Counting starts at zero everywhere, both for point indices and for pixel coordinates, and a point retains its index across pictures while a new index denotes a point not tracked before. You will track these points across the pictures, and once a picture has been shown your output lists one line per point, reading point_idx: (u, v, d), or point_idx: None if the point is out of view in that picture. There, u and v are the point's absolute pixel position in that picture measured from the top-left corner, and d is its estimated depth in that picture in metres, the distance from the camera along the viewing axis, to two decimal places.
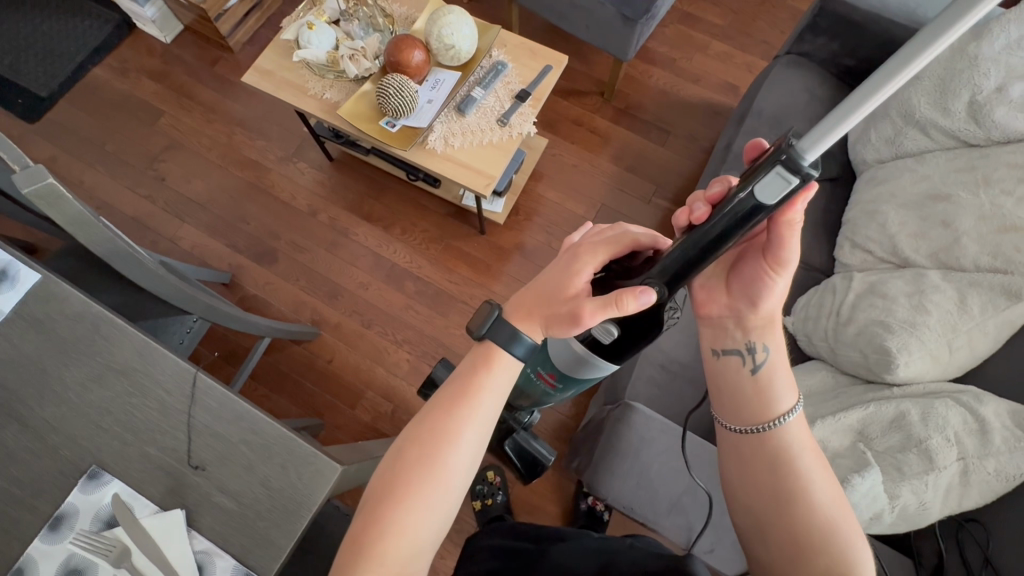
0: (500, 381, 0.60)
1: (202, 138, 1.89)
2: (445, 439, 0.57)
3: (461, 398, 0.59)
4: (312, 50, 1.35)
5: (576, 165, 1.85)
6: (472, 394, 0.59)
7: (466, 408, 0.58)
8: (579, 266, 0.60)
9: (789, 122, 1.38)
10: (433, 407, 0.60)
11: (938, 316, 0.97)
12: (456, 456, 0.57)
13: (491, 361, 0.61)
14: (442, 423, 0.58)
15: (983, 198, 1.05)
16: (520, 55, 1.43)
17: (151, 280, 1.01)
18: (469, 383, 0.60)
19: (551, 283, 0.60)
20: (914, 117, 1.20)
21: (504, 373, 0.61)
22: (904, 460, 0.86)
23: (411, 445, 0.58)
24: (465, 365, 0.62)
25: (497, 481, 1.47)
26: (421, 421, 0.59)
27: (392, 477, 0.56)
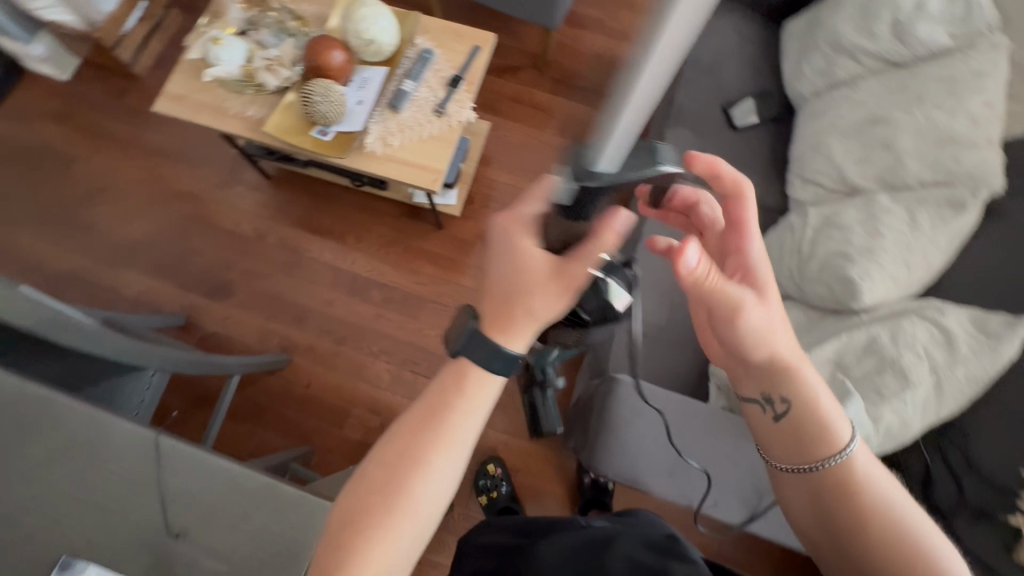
0: (480, 398, 0.58)
1: (125, 177, 1.77)
2: (420, 465, 0.55)
3: (440, 422, 0.56)
4: (224, 66, 1.27)
5: (523, 143, 1.82)
6: (451, 418, 0.56)
7: (445, 433, 0.56)
8: (528, 249, 0.57)
9: (724, 68, 1.38)
10: (408, 431, 0.57)
11: (892, 237, 1.00)
12: (429, 485, 0.55)
13: (467, 374, 0.58)
14: (417, 450, 0.55)
15: (918, 115, 1.07)
16: (445, 39, 1.37)
17: (88, 341, 0.93)
18: (445, 404, 0.57)
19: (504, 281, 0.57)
20: (842, 45, 1.21)
21: (486, 393, 0.58)
22: (882, 382, 0.88)
23: (382, 471, 0.56)
24: (443, 382, 0.58)
25: (499, 473, 1.48)
26: (394, 446, 0.57)
27: (354, 506, 0.54)
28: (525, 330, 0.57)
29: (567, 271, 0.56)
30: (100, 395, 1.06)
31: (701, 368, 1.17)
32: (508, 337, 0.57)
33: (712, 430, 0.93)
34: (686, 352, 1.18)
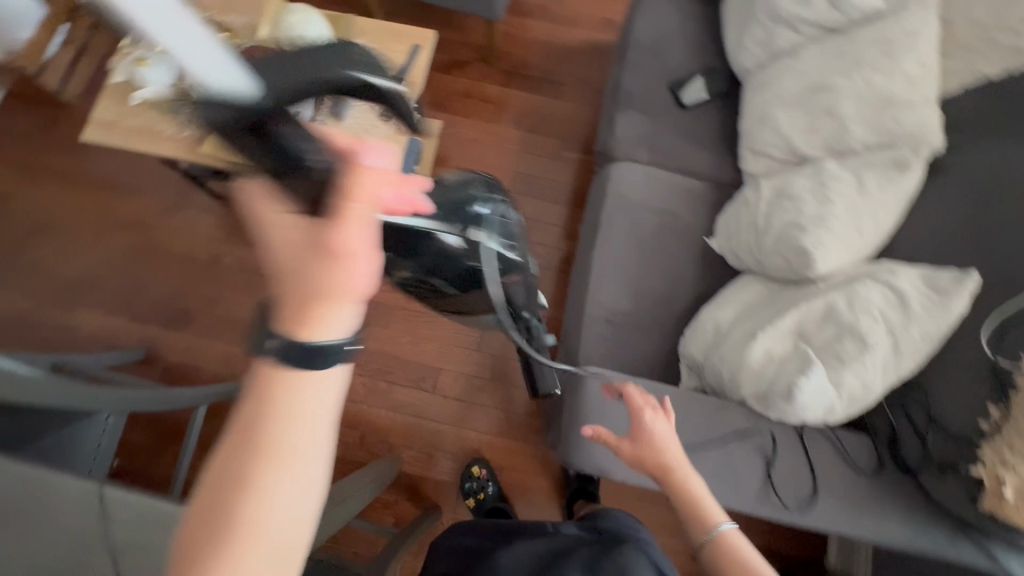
0: (313, 397, 0.44)
1: (67, 211, 1.69)
2: (251, 500, 0.41)
3: (262, 441, 0.42)
4: (152, 87, 1.22)
5: (478, 139, 1.80)
6: (278, 432, 0.42)
7: (272, 453, 0.42)
8: (280, 223, 0.46)
9: (667, 47, 1.37)
10: (225, 463, 0.42)
11: (842, 203, 1.01)
12: (272, 519, 0.42)
13: (282, 376, 0.44)
14: (241, 482, 0.41)
15: (858, 80, 1.08)
16: (383, 40, 1.33)
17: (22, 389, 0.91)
18: (265, 417, 0.43)
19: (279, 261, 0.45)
20: (780, 15, 1.21)
21: (319, 388, 0.44)
22: (842, 348, 0.89)
23: (205, 521, 0.42)
24: (255, 392, 0.44)
25: (484, 474, 1.47)
26: (210, 488, 0.42)
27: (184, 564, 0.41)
28: (330, 307, 0.44)
29: (339, 225, 0.43)
30: (50, 445, 1.02)
31: (670, 350, 1.17)
32: (312, 326, 0.44)
33: (684, 415, 0.93)
34: (654, 336, 1.18)
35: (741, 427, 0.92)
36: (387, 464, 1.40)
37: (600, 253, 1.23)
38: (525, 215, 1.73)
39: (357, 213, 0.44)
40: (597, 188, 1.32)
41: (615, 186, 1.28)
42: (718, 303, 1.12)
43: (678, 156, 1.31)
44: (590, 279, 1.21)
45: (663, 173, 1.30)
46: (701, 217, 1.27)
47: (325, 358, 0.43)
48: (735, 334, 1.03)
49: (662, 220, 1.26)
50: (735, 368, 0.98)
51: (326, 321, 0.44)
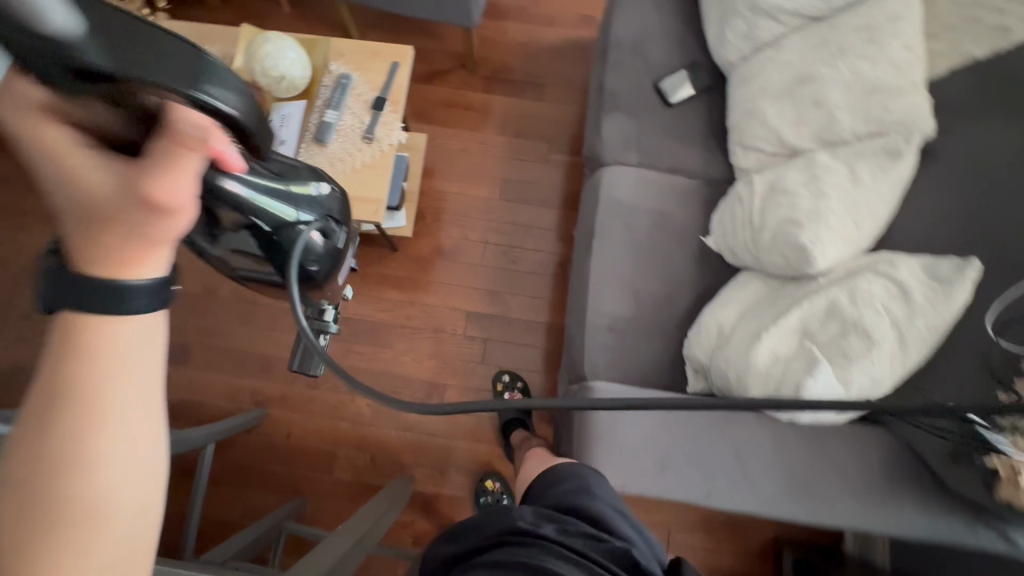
0: (129, 339, 0.36)
1: None
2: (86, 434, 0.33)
3: (77, 391, 0.34)
4: None
5: (464, 148, 1.78)
6: (98, 389, 0.34)
7: (95, 404, 0.34)
8: (106, 181, 0.35)
9: (649, 44, 1.34)
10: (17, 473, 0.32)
11: (837, 196, 1.01)
12: (112, 504, 0.34)
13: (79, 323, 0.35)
14: (55, 478, 0.33)
15: (844, 69, 1.06)
16: (361, 60, 1.31)
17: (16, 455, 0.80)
18: (57, 384, 0.34)
19: (58, 203, 0.36)
20: (760, 6, 1.19)
21: (136, 324, 0.36)
22: (848, 345, 0.89)
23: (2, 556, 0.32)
24: (51, 348, 0.35)
25: (498, 488, 1.47)
26: (30, 434, 0.33)
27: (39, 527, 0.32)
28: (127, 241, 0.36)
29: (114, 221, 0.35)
30: None
31: (674, 353, 1.17)
32: (121, 271, 0.36)
33: (695, 421, 0.93)
34: (656, 341, 1.18)
35: (753, 430, 0.92)
36: (399, 484, 1.40)
37: (597, 260, 1.22)
38: (518, 221, 1.72)
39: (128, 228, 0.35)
40: (588, 194, 1.32)
41: (607, 192, 1.26)
42: (720, 305, 1.11)
43: (668, 156, 1.29)
44: (589, 287, 1.20)
45: (654, 174, 1.28)
46: (696, 215, 1.27)
47: (127, 302, 0.35)
48: (738, 336, 1.03)
49: (657, 222, 1.25)
50: (740, 371, 0.97)
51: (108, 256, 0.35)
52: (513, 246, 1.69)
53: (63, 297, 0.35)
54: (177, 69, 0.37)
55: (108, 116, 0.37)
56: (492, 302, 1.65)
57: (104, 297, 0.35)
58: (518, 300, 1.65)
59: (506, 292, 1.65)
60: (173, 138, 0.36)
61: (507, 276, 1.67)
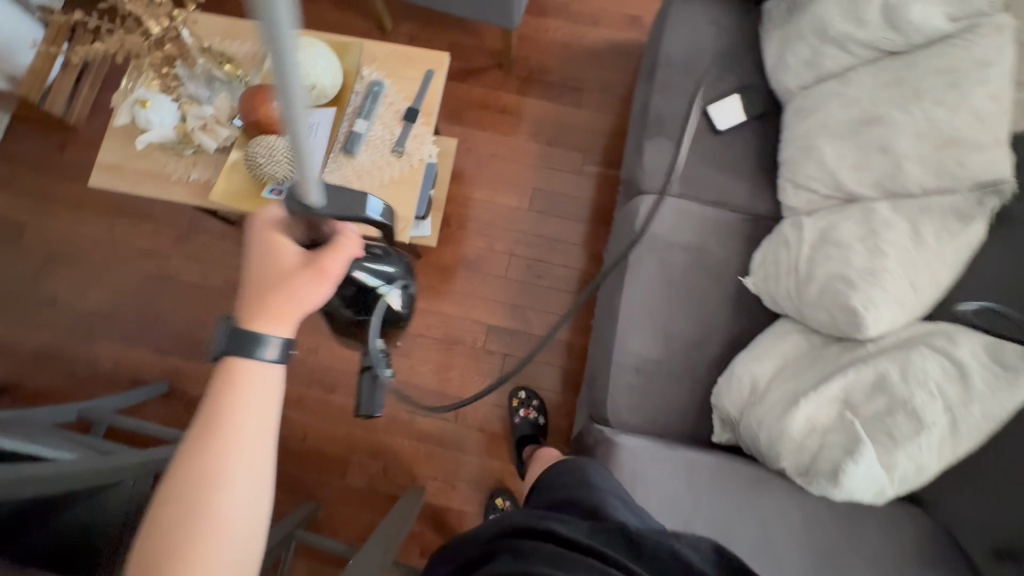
0: (257, 381, 0.56)
1: (81, 240, 1.66)
2: (223, 448, 0.52)
3: (220, 419, 0.53)
4: (157, 130, 1.15)
5: (495, 154, 1.71)
6: (231, 418, 0.53)
7: (227, 427, 0.53)
8: (288, 261, 0.60)
9: (701, 63, 1.25)
10: (174, 486, 0.51)
11: (895, 257, 0.94)
12: (226, 513, 0.50)
13: (231, 374, 0.55)
14: (195, 494, 0.50)
15: (917, 115, 0.97)
16: (395, 67, 1.25)
17: (22, 490, 0.78)
18: (204, 428, 0.53)
19: (257, 273, 0.60)
20: (828, 34, 1.09)
21: (264, 371, 0.56)
22: (894, 424, 0.84)
23: (158, 541, 0.49)
24: (209, 391, 0.55)
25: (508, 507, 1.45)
26: (189, 449, 0.52)
27: (188, 512, 0.49)
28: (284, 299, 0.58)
29: (294, 286, 0.59)
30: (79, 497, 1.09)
31: (702, 399, 1.13)
32: (282, 318, 0.58)
33: (720, 486, 0.90)
34: (683, 385, 1.13)
35: (782, 501, 0.89)
36: (409, 499, 1.41)
37: (628, 295, 1.17)
38: (546, 234, 1.66)
39: (297, 284, 0.58)
40: (623, 222, 1.25)
41: (644, 222, 1.20)
42: (755, 355, 1.05)
43: (712, 188, 1.22)
44: (617, 324, 1.16)
45: (695, 206, 1.21)
46: (736, 252, 1.20)
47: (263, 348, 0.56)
48: (773, 396, 0.98)
49: (694, 259, 1.19)
50: (773, 437, 0.92)
51: (281, 307, 0.58)
52: (539, 260, 1.64)
53: (247, 336, 0.56)
54: (357, 203, 0.67)
55: (303, 229, 0.62)
56: (514, 317, 1.61)
57: (255, 344, 0.56)
58: (540, 317, 1.61)
59: (529, 308, 1.61)
60: (339, 238, 0.62)
61: (531, 291, 1.62)
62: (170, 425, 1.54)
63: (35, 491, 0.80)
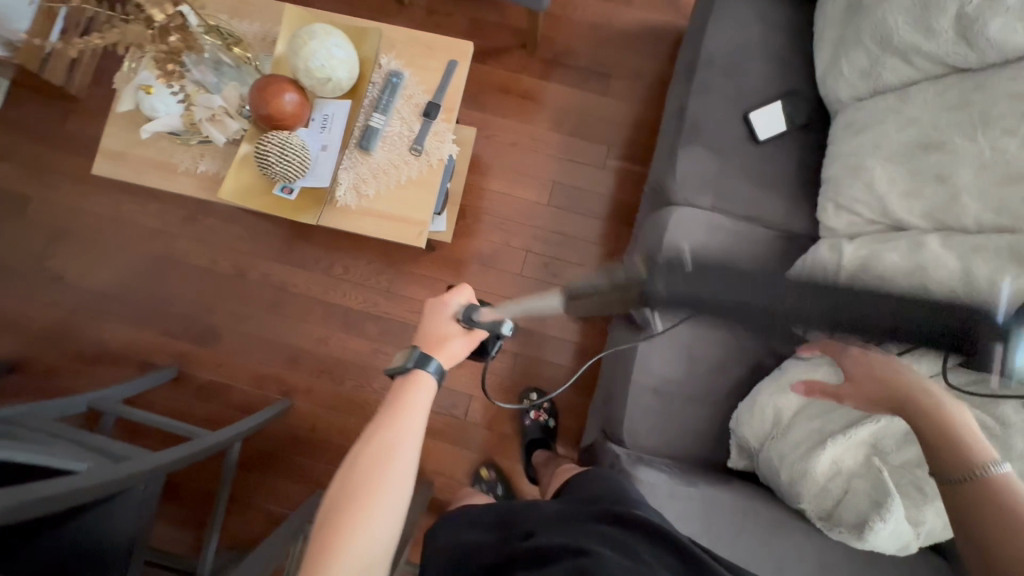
0: (421, 391, 0.75)
1: (87, 217, 1.62)
2: (395, 430, 0.70)
3: (395, 412, 0.72)
4: (162, 119, 1.07)
5: (515, 142, 1.63)
6: (402, 413, 0.71)
7: (400, 418, 0.71)
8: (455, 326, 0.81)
9: (746, 64, 1.17)
10: (359, 455, 0.68)
11: (941, 298, 0.88)
12: (395, 479, 0.66)
13: (402, 387, 0.75)
14: (375, 463, 0.66)
15: (982, 143, 0.89)
16: (415, 56, 1.16)
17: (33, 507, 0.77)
18: (379, 423, 0.71)
19: (424, 328, 0.82)
20: (892, 43, 0.99)
21: (425, 386, 0.75)
22: (924, 477, 0.81)
23: (343, 493, 0.64)
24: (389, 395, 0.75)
25: (490, 476, 1.49)
26: (371, 431, 0.70)
27: (366, 473, 0.65)
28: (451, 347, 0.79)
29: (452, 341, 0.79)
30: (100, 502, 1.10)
31: (721, 424, 1.10)
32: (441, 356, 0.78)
33: (738, 526, 0.89)
34: (701, 408, 1.10)
35: (800, 545, 0.87)
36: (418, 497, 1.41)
37: None
38: (564, 231, 1.59)
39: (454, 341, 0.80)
40: (650, 233, 1.19)
41: (672, 236, 1.14)
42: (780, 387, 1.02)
43: (747, 202, 1.15)
44: (638, 342, 1.11)
45: (727, 220, 1.15)
46: (766, 271, 1.14)
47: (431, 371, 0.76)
48: (797, 431, 0.95)
49: None
50: (795, 476, 0.90)
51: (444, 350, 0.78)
52: (555, 258, 1.59)
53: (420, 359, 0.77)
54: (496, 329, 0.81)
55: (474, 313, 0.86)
56: (527, 316, 1.57)
57: (427, 367, 0.76)
58: (554, 318, 1.57)
59: (543, 308, 1.57)
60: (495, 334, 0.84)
61: (546, 291, 1.57)
62: (179, 410, 1.54)
63: (49, 505, 0.79)
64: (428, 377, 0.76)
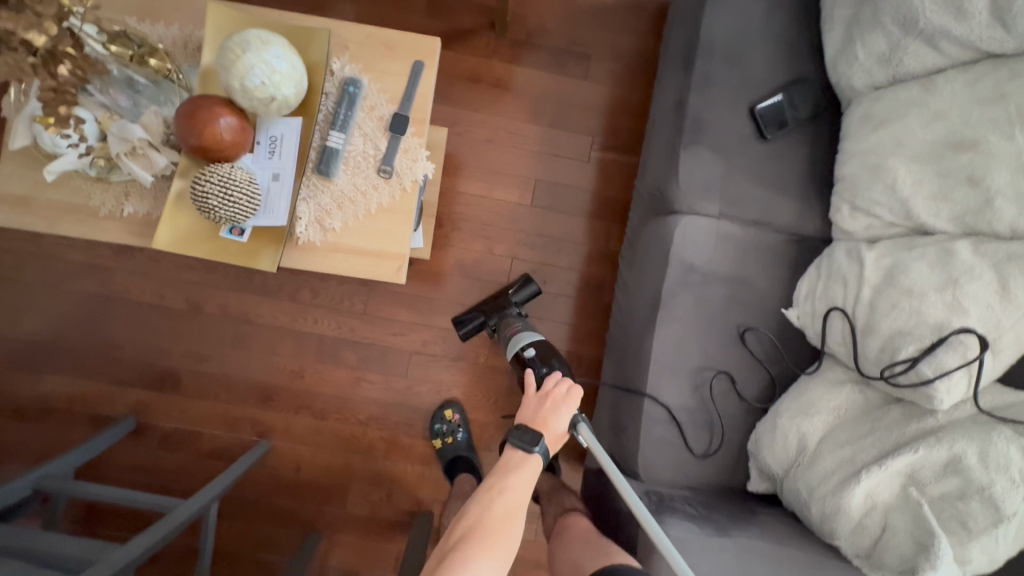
0: (534, 465, 0.78)
1: (2, 255, 1.40)
2: (509, 491, 0.75)
3: (511, 476, 0.77)
4: (67, 157, 0.87)
5: (490, 138, 1.47)
6: (518, 478, 0.77)
7: (513, 482, 0.76)
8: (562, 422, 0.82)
9: (747, 50, 1.05)
10: (479, 506, 0.74)
11: (977, 314, 0.82)
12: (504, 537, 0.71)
13: (521, 456, 0.79)
14: (491, 517, 0.72)
15: (1020, 141, 0.81)
16: (374, 57, 0.99)
17: None
18: (505, 480, 0.76)
19: (535, 412, 0.83)
20: (916, 26, 0.89)
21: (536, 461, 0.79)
22: (968, 512, 0.76)
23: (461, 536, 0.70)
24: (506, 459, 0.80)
25: (456, 420, 1.40)
26: (490, 490, 0.76)
27: (481, 524, 0.71)
28: (556, 434, 0.82)
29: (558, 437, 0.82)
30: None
31: (739, 447, 1.04)
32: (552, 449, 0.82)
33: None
34: (718, 434, 1.03)
35: None
36: (419, 531, 1.32)
37: (661, 336, 1.03)
38: (551, 234, 1.47)
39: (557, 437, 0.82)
40: (652, 246, 1.08)
41: (678, 250, 1.04)
42: (803, 411, 0.95)
43: (756, 206, 1.06)
44: (649, 370, 1.03)
45: (736, 228, 1.05)
46: (778, 280, 1.06)
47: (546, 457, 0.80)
48: (826, 461, 0.89)
49: (734, 290, 1.05)
50: (828, 512, 0.86)
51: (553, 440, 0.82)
52: (544, 263, 1.47)
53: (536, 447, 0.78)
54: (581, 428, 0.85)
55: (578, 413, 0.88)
56: None
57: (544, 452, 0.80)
58: (547, 328, 1.46)
59: (535, 319, 1.46)
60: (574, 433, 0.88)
61: (536, 300, 1.46)
62: (144, 464, 1.39)
63: None
64: (544, 461, 0.80)
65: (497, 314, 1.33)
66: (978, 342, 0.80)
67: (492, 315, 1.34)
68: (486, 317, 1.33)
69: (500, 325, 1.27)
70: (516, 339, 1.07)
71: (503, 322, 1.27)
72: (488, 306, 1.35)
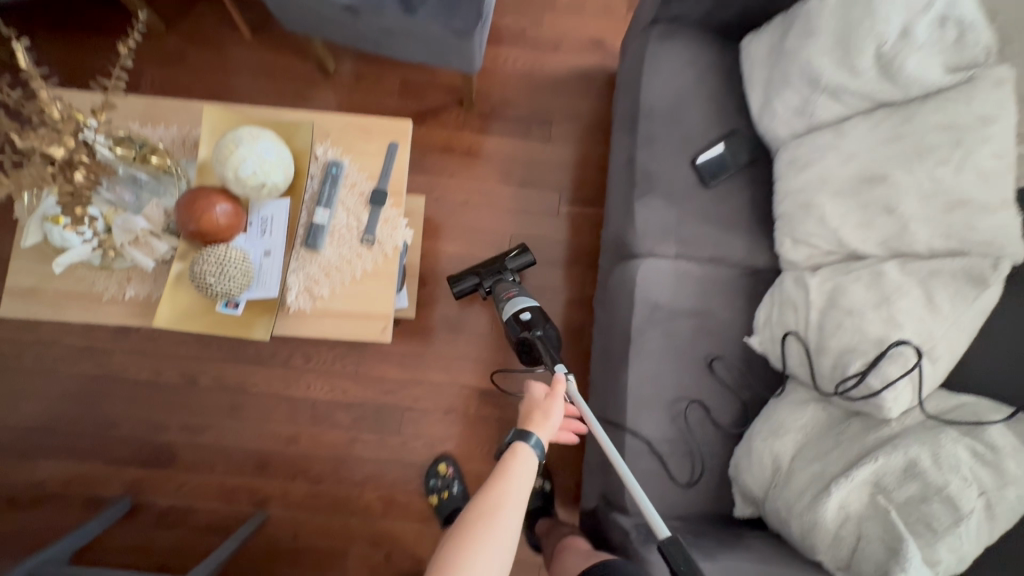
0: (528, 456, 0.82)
1: (3, 346, 1.45)
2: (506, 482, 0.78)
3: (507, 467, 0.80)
4: (75, 250, 0.95)
5: (466, 201, 1.59)
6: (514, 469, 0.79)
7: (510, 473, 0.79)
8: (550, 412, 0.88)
9: (684, 111, 1.19)
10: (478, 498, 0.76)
11: (911, 326, 0.90)
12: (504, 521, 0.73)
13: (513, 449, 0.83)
14: (490, 505, 0.74)
15: (921, 174, 0.93)
16: (353, 141, 1.11)
17: None
18: (501, 473, 0.79)
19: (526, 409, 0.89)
20: (821, 83, 1.03)
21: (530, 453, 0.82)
22: (930, 513, 0.81)
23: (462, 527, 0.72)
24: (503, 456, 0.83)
25: (450, 473, 1.42)
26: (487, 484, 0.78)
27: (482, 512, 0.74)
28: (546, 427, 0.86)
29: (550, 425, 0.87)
30: None
31: (720, 474, 1.08)
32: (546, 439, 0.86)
33: None
34: (699, 462, 1.08)
35: None
36: None
37: (635, 371, 1.10)
38: (529, 284, 1.56)
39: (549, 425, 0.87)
40: (619, 289, 1.17)
41: (642, 290, 1.13)
42: (774, 432, 1.01)
43: (709, 245, 1.16)
44: (627, 405, 1.08)
45: (693, 266, 1.15)
46: (737, 310, 1.15)
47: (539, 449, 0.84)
48: (799, 478, 0.94)
49: (698, 323, 1.13)
50: (807, 527, 0.90)
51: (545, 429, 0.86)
52: None
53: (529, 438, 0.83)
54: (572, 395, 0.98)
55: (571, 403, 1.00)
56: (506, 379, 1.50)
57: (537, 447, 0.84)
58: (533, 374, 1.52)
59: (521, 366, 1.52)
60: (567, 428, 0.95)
61: None
62: (139, 545, 1.38)
63: None
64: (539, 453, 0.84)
65: (492, 278, 1.38)
66: (915, 352, 0.88)
67: (487, 277, 1.39)
68: (481, 279, 1.39)
69: (495, 287, 1.33)
70: (513, 303, 1.17)
71: (498, 286, 1.32)
72: (483, 268, 1.40)
